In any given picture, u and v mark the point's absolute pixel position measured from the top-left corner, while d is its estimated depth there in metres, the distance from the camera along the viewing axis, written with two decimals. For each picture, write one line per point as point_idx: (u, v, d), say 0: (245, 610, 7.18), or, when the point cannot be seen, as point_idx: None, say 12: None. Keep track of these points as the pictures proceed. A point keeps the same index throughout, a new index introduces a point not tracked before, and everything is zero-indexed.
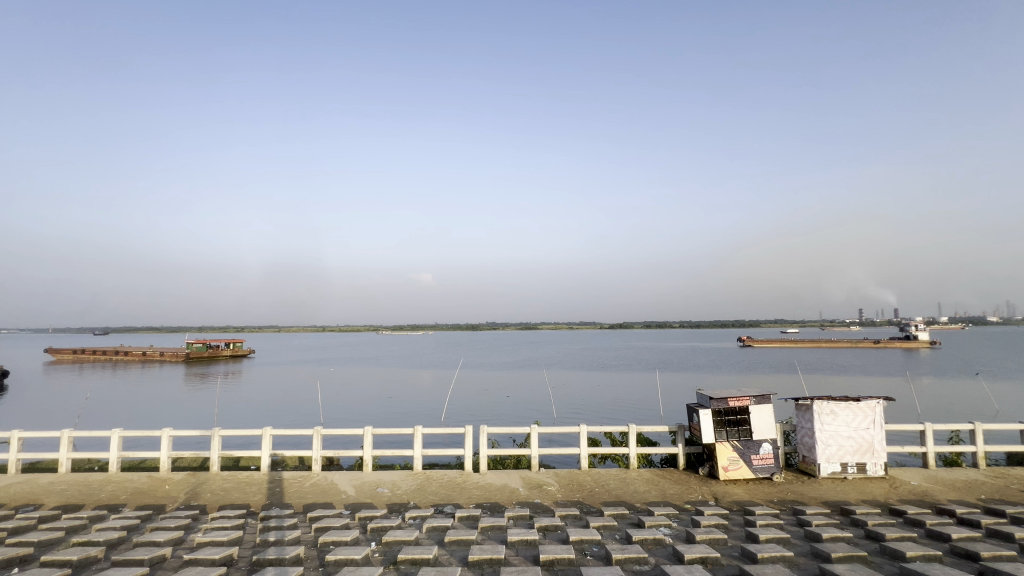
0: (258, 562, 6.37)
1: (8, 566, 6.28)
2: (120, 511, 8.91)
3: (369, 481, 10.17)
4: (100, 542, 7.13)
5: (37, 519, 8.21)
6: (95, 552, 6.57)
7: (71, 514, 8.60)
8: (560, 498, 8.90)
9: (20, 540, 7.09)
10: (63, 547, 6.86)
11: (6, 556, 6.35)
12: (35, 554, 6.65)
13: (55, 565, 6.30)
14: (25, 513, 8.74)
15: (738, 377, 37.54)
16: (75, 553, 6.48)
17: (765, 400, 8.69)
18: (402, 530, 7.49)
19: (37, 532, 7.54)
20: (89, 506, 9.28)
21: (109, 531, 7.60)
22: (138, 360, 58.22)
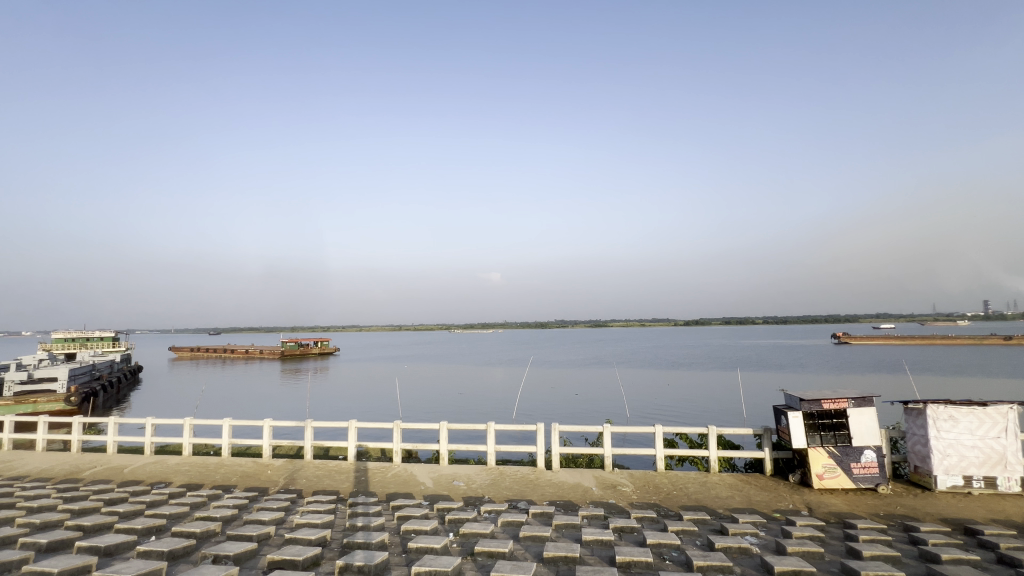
0: (348, 545, 6.88)
1: (148, 534, 7.31)
2: (232, 492, 10.03)
3: (446, 474, 10.57)
4: (217, 517, 8.09)
5: (168, 495, 9.48)
6: (214, 527, 7.46)
7: (194, 492, 9.82)
8: (635, 500, 8.67)
9: (156, 512, 8.24)
10: (189, 521, 7.87)
11: (146, 525, 7.40)
12: (168, 525, 7.70)
13: (183, 535, 7.24)
14: (158, 488, 10.11)
15: (832, 376, 34.23)
16: (198, 526, 7.41)
17: (866, 403, 7.89)
18: (478, 523, 7.72)
19: (168, 505, 8.71)
20: (208, 485, 10.53)
21: (224, 508, 8.60)
22: (241, 357, 64.96)
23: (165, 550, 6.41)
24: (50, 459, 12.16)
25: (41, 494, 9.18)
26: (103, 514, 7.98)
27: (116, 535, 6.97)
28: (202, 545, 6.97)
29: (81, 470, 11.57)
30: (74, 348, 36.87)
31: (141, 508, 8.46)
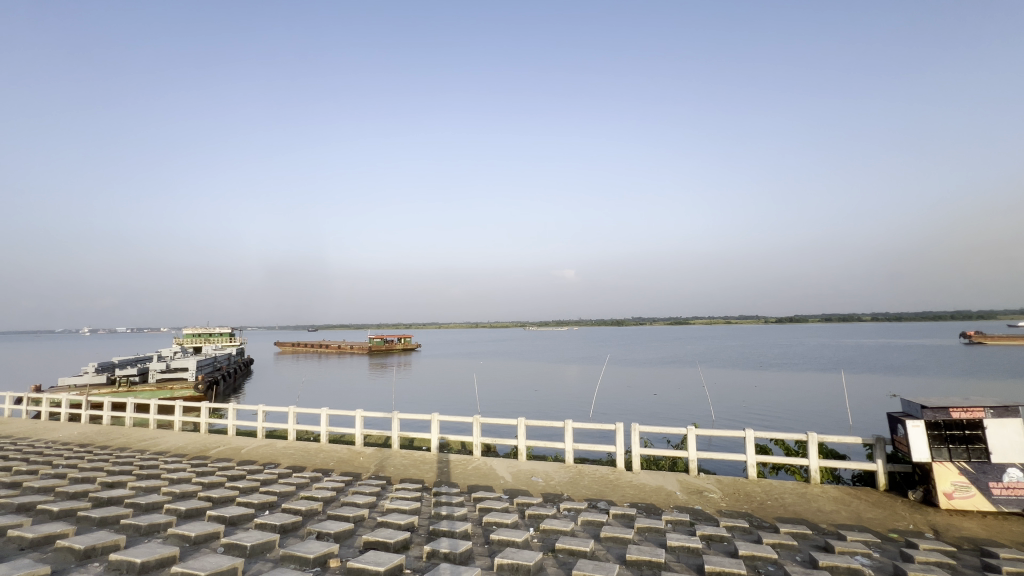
0: (434, 532, 7.22)
1: (263, 507, 8.23)
2: (330, 475, 10.95)
3: (524, 469, 10.70)
4: (319, 497, 8.89)
5: (277, 475, 10.58)
6: (317, 506, 8.23)
7: (299, 474, 10.85)
8: (724, 508, 8.18)
9: (269, 489, 9.24)
10: (296, 499, 8.74)
11: (262, 500, 8.32)
12: (278, 502, 8.60)
13: (291, 511, 8.06)
14: (270, 469, 11.30)
15: (962, 381, 29.78)
16: (303, 505, 8.20)
17: (1009, 414, 6.84)
18: (558, 520, 7.73)
19: (278, 484, 9.73)
20: (310, 468, 11.58)
21: (325, 490, 9.43)
22: (335, 351, 70.78)
23: (277, 524, 7.16)
24: (185, 438, 14.07)
25: (179, 467, 10.67)
26: (227, 488, 9.10)
27: (238, 508, 7.93)
28: (306, 522, 7.69)
29: (208, 448, 13.27)
30: (200, 342, 42.33)
31: (257, 485, 9.53)
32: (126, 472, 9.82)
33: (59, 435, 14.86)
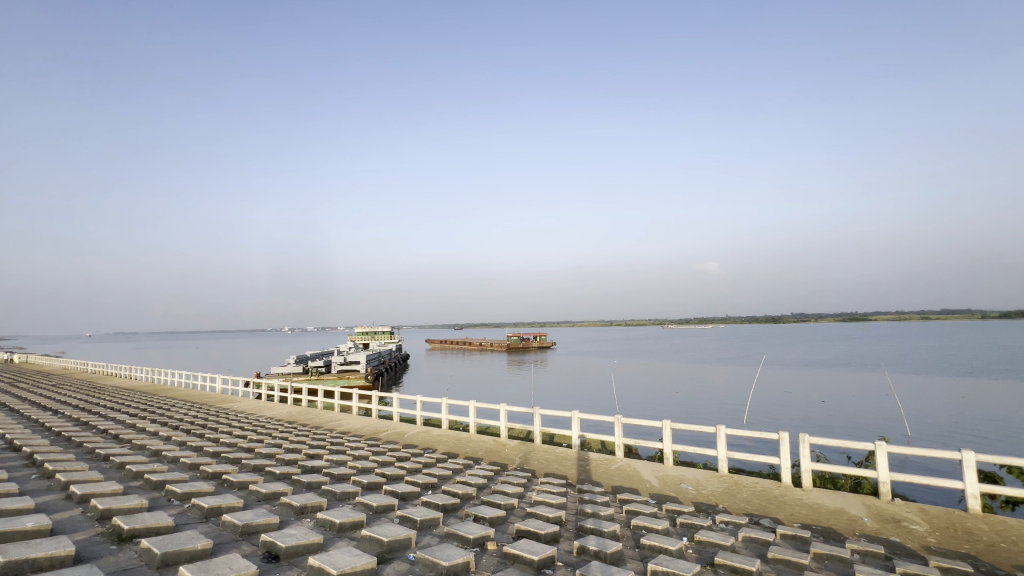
0: (583, 529, 7.24)
1: (426, 488, 9.19)
2: (480, 463, 11.75)
3: (672, 474, 10.10)
4: (472, 483, 9.61)
5: (436, 459, 11.74)
6: (472, 491, 8.93)
7: (453, 460, 11.87)
8: (935, 545, 6.69)
9: (430, 472, 10.30)
10: (453, 483, 9.58)
11: (426, 481, 9.30)
12: (439, 484, 9.53)
13: (450, 493, 8.85)
14: (429, 453, 12.57)
15: None
16: (460, 489, 8.96)
17: None
18: (715, 533, 7.15)
19: (437, 468, 10.79)
20: (462, 456, 12.56)
21: (477, 477, 10.15)
22: (477, 349, 75.69)
23: (440, 503, 7.91)
24: (361, 421, 16.38)
25: (359, 447, 12.50)
26: (397, 468, 10.39)
27: (407, 485, 8.97)
28: (464, 504, 8.37)
29: (379, 431, 15.27)
30: (368, 339, 48.90)
31: (420, 467, 10.70)
32: (321, 448, 11.84)
33: (274, 414, 18.48)
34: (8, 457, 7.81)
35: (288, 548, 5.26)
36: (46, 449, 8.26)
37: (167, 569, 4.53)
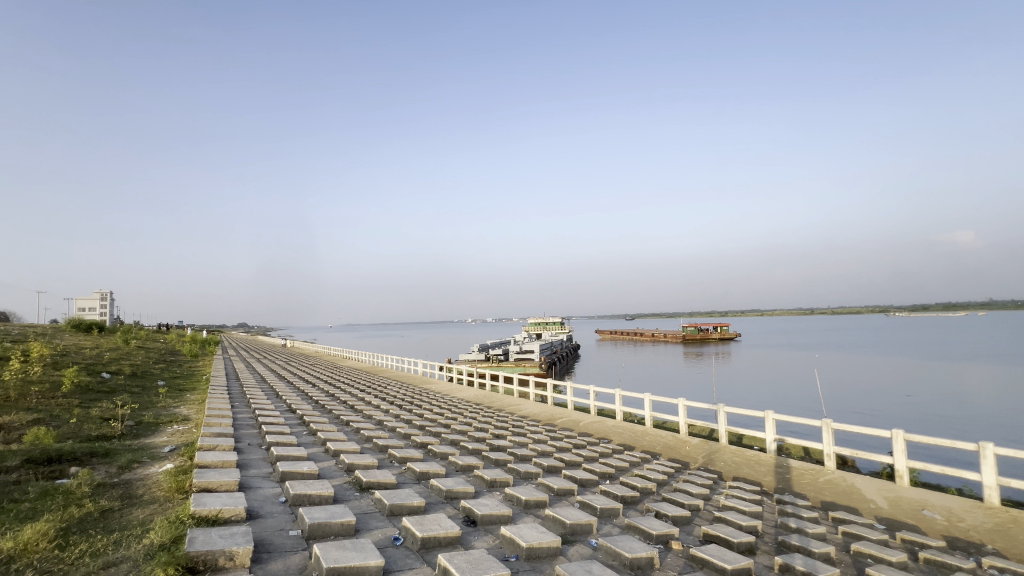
0: (785, 545, 6.34)
1: (604, 477, 9.23)
2: (659, 459, 11.28)
3: (909, 496, 8.08)
4: (651, 478, 9.28)
5: (612, 450, 11.70)
6: (651, 486, 8.64)
7: (630, 452, 11.66)
8: None
9: (606, 462, 10.32)
10: (631, 475, 9.43)
11: (603, 471, 9.34)
12: (616, 475, 9.49)
13: (628, 486, 8.70)
14: (604, 443, 12.61)
15: None
16: (639, 482, 8.74)
17: None
18: None
19: (614, 458, 10.77)
20: (638, 449, 12.24)
21: (656, 472, 9.77)
22: (649, 340, 72.99)
23: (619, 494, 7.85)
24: (537, 406, 17.33)
25: (537, 431, 13.27)
26: (573, 454, 10.72)
27: (585, 472, 9.15)
28: (643, 498, 8.15)
29: (555, 418, 15.94)
30: (541, 329, 51.33)
31: (596, 456, 10.83)
32: (505, 430, 12.93)
33: (464, 396, 20.91)
34: (290, 418, 10.56)
35: (484, 516, 5.86)
36: (311, 414, 10.90)
37: (394, 518, 5.51)
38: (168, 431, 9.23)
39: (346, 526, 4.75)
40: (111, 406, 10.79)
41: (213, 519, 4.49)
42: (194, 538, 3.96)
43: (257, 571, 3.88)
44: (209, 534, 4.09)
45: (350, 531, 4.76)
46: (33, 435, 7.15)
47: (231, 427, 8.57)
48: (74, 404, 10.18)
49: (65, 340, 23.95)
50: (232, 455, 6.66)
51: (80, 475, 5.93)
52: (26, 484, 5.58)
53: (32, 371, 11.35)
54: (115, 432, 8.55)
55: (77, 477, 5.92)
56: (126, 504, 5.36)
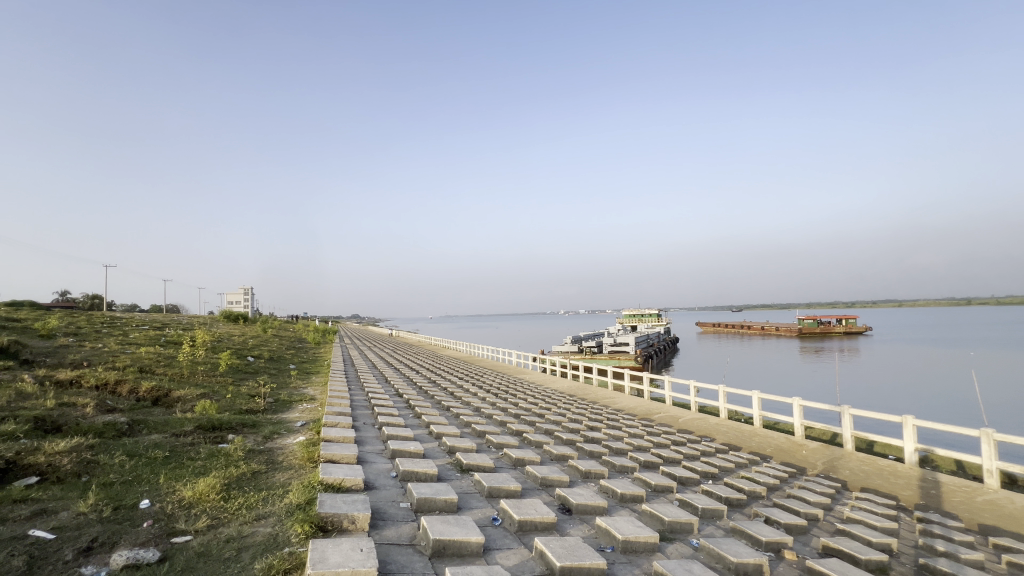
0: (928, 569, 5.56)
1: (706, 476, 8.80)
2: (770, 462, 10.45)
3: None
4: (761, 481, 8.65)
5: (715, 449, 11.10)
6: (760, 490, 8.04)
7: (735, 453, 10.96)
8: None
9: (709, 461, 9.82)
10: (736, 477, 8.88)
11: (705, 470, 8.91)
12: (720, 475, 9.00)
13: (734, 488, 8.19)
14: (706, 441, 12.00)
15: None
16: (746, 485, 8.20)
17: None
18: None
19: (717, 458, 10.19)
20: (746, 450, 11.44)
21: (766, 476, 9.07)
22: (758, 333, 67.27)
23: (723, 496, 7.42)
24: (633, 400, 16.90)
25: (633, 425, 12.98)
26: (671, 451, 10.37)
27: (685, 470, 8.79)
28: (751, 503, 7.62)
29: (652, 413, 15.44)
30: (636, 322, 49.77)
31: (697, 454, 10.33)
32: (599, 422, 12.85)
33: (557, 387, 21.11)
34: (398, 402, 11.55)
35: (579, 505, 5.93)
36: (417, 399, 11.80)
37: (492, 499, 5.81)
38: (300, 408, 10.62)
39: (449, 503, 5.13)
40: (255, 385, 12.66)
41: (337, 486, 5.13)
42: (323, 501, 4.57)
43: (375, 535, 4.38)
44: (336, 499, 4.68)
45: (453, 508, 5.13)
46: (201, 406, 8.67)
47: (349, 408, 9.62)
48: (229, 382, 12.11)
49: (220, 329, 28.52)
50: (351, 431, 7.50)
51: (236, 442, 7.08)
52: (198, 446, 6.80)
53: (199, 354, 13.71)
54: (259, 407, 10.03)
55: (234, 443, 7.08)
56: (271, 468, 6.32)
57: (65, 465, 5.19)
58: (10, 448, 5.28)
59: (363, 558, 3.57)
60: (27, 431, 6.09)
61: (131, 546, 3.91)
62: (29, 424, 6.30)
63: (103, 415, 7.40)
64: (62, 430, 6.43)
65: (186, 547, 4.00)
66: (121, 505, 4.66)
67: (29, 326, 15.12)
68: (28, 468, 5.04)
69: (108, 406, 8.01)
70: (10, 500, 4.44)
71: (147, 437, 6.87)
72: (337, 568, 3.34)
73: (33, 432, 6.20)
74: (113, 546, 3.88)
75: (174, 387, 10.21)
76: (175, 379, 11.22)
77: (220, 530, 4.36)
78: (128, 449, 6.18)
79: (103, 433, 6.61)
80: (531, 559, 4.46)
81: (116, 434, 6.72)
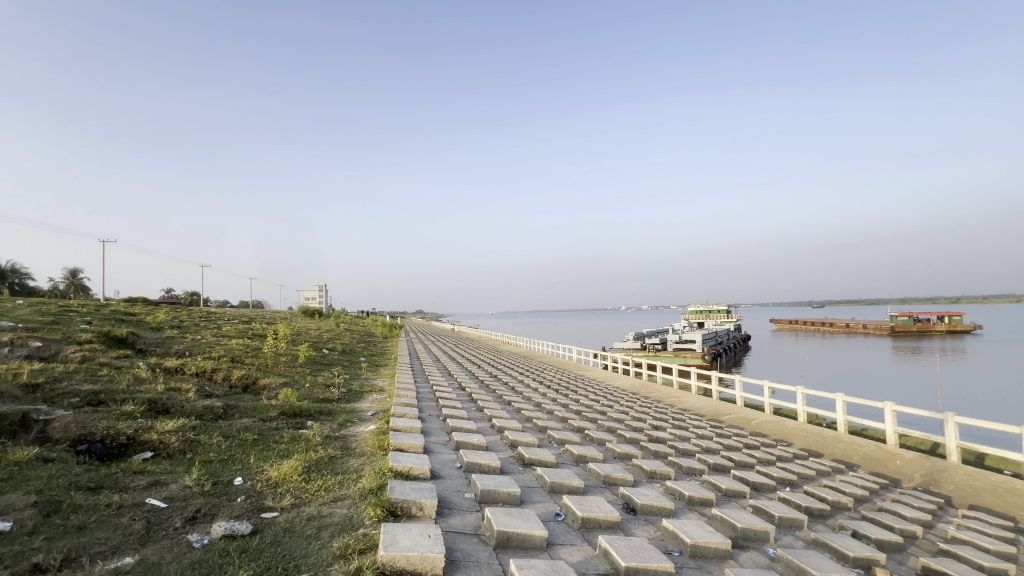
0: None
1: (783, 483, 8.23)
2: (856, 471, 9.58)
3: None
4: (847, 492, 7.94)
5: (792, 454, 10.36)
6: (845, 501, 7.39)
7: (816, 459, 10.16)
8: None
9: (786, 467, 9.17)
10: (818, 485, 8.22)
11: (782, 477, 8.33)
12: (799, 482, 8.37)
13: (815, 497, 7.59)
14: (783, 446, 11.22)
15: None
16: (830, 494, 7.57)
17: None
18: None
19: (796, 464, 9.49)
20: (828, 457, 10.58)
21: (853, 486, 8.32)
22: (842, 331, 61.87)
23: (803, 504, 6.89)
24: (701, 400, 16.15)
25: (701, 426, 12.41)
26: (744, 454, 9.80)
27: (759, 476, 8.26)
28: (836, 515, 7.01)
29: (721, 413, 14.68)
30: (703, 318, 47.53)
31: (772, 459, 9.67)
32: (664, 422, 12.41)
33: (620, 385, 20.66)
34: (462, 396, 11.86)
35: (644, 506, 5.77)
36: (479, 393, 12.04)
37: (555, 495, 5.80)
38: (370, 398, 11.20)
39: (512, 496, 5.18)
40: (330, 375, 13.53)
41: (406, 474, 5.35)
42: (394, 488, 4.78)
43: (442, 523, 4.51)
44: (404, 486, 4.88)
45: (516, 501, 5.18)
46: (284, 394, 9.40)
47: (416, 399, 10.02)
48: (307, 372, 13.04)
49: (300, 323, 30.88)
50: (417, 422, 7.79)
51: (315, 428, 7.60)
52: (283, 430, 7.38)
53: (281, 346, 14.88)
54: (334, 396, 10.71)
55: (313, 429, 7.61)
56: (345, 454, 6.73)
57: (173, 442, 5.83)
58: (130, 426, 6.02)
59: (431, 544, 3.68)
60: (143, 412, 6.91)
61: (228, 518, 4.31)
62: (144, 405, 7.16)
63: (203, 400, 8.24)
64: (171, 411, 7.23)
65: (273, 522, 4.36)
66: (218, 481, 5.16)
67: (142, 319, 17.21)
68: (144, 444, 5.72)
69: (206, 392, 8.91)
70: (131, 471, 5.06)
71: (238, 421, 7.54)
72: (407, 552, 3.46)
73: (148, 412, 7.03)
74: (213, 516, 4.31)
75: (261, 376, 11.16)
76: (261, 369, 12.26)
77: (302, 508, 4.69)
78: (223, 430, 6.82)
79: (202, 415, 7.35)
80: (595, 557, 4.39)
81: (213, 416, 7.45)
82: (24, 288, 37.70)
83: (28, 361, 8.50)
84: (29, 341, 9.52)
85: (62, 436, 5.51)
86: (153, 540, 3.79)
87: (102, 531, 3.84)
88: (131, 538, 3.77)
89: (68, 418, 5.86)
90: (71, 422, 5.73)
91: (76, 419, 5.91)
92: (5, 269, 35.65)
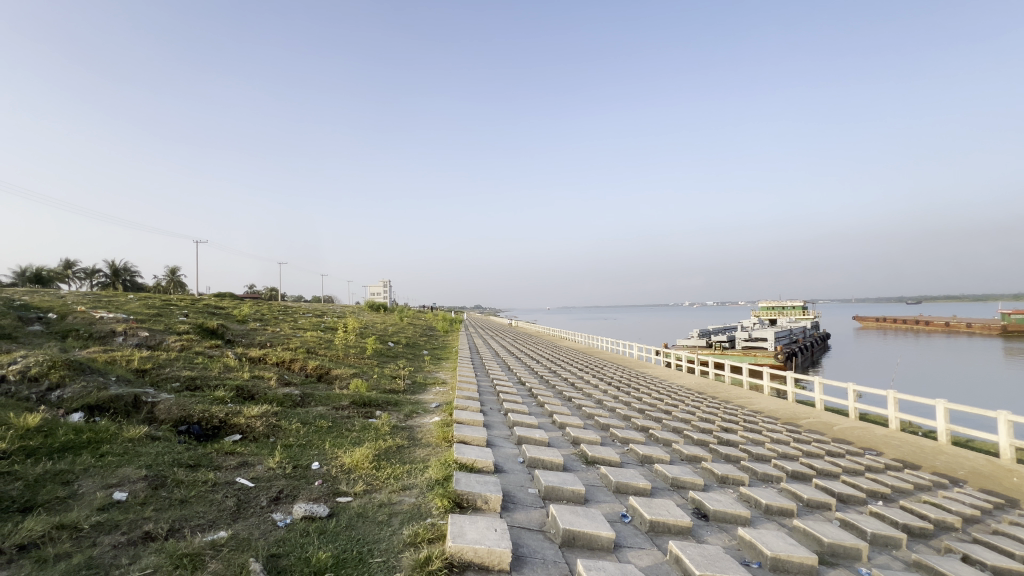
0: None
1: (873, 496, 7.45)
2: (963, 487, 8.49)
3: None
4: (952, 509, 7.04)
5: (884, 464, 9.38)
6: (952, 520, 6.53)
7: (912, 471, 9.14)
8: None
9: (877, 478, 8.30)
10: (917, 501, 7.34)
11: (873, 489, 7.53)
12: (893, 496, 7.54)
13: (913, 513, 6.80)
14: (871, 455, 10.20)
15: None
16: (932, 511, 6.73)
17: None
18: None
19: (889, 476, 8.56)
20: (926, 470, 9.48)
21: (960, 503, 7.36)
22: (940, 330, 55.30)
23: (900, 522, 6.17)
24: (775, 401, 15.06)
25: (777, 430, 11.55)
26: (827, 462, 8.98)
27: (847, 487, 7.51)
28: (940, 535, 6.21)
29: (799, 417, 13.60)
30: (775, 315, 44.44)
31: (860, 470, 8.78)
32: (735, 423, 11.68)
33: (684, 383, 19.78)
34: (522, 391, 11.83)
35: (716, 512, 5.40)
36: (539, 388, 11.95)
37: (620, 495, 5.58)
38: (433, 390, 11.47)
39: (577, 494, 5.03)
40: (396, 367, 14.03)
41: (470, 466, 5.36)
42: (459, 480, 4.80)
43: (506, 517, 4.46)
44: (470, 478, 4.89)
45: (580, 500, 5.02)
46: (355, 384, 9.83)
47: (477, 393, 10.13)
48: (375, 363, 13.58)
49: (368, 316, 32.33)
50: (479, 416, 7.82)
51: (383, 418, 7.87)
52: (354, 419, 7.70)
53: (351, 339, 15.64)
54: (401, 387, 11.06)
55: (382, 418, 7.88)
56: (410, 443, 6.89)
57: (259, 427, 6.24)
58: (222, 410, 6.52)
59: (498, 538, 3.62)
60: (232, 397, 7.49)
61: (307, 500, 4.53)
62: (233, 391, 7.75)
63: (283, 388, 8.81)
64: (255, 397, 7.78)
65: (348, 507, 4.51)
66: (298, 464, 5.45)
67: (230, 312, 18.77)
68: (234, 427, 6.17)
69: (285, 380, 9.52)
70: (223, 451, 5.47)
71: (314, 408, 7.97)
72: (474, 545, 3.42)
73: (236, 397, 7.61)
74: (294, 498, 4.54)
75: (333, 366, 11.76)
76: (333, 359, 12.97)
77: (374, 495, 4.83)
78: (301, 417, 7.23)
79: (283, 402, 7.84)
80: (665, 563, 4.15)
81: (292, 404, 7.92)
82: (133, 285, 42.46)
83: (138, 349, 9.52)
84: (138, 330, 10.64)
85: (166, 417, 6.06)
86: (243, 517, 4.04)
87: (200, 505, 4.15)
88: (225, 514, 4.05)
89: (171, 401, 6.44)
90: (173, 405, 6.28)
91: (178, 402, 6.48)
92: (120, 267, 40.22)
